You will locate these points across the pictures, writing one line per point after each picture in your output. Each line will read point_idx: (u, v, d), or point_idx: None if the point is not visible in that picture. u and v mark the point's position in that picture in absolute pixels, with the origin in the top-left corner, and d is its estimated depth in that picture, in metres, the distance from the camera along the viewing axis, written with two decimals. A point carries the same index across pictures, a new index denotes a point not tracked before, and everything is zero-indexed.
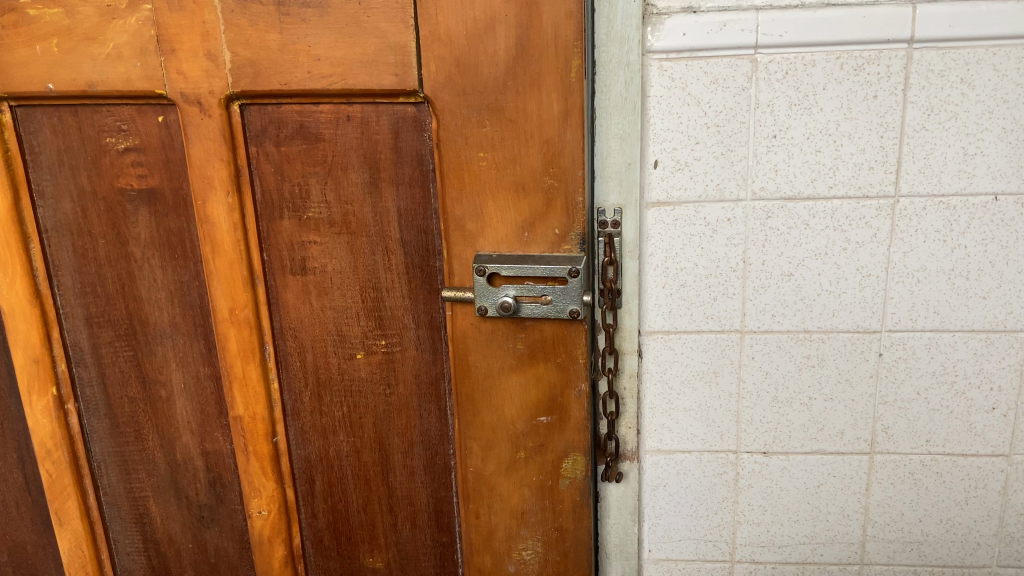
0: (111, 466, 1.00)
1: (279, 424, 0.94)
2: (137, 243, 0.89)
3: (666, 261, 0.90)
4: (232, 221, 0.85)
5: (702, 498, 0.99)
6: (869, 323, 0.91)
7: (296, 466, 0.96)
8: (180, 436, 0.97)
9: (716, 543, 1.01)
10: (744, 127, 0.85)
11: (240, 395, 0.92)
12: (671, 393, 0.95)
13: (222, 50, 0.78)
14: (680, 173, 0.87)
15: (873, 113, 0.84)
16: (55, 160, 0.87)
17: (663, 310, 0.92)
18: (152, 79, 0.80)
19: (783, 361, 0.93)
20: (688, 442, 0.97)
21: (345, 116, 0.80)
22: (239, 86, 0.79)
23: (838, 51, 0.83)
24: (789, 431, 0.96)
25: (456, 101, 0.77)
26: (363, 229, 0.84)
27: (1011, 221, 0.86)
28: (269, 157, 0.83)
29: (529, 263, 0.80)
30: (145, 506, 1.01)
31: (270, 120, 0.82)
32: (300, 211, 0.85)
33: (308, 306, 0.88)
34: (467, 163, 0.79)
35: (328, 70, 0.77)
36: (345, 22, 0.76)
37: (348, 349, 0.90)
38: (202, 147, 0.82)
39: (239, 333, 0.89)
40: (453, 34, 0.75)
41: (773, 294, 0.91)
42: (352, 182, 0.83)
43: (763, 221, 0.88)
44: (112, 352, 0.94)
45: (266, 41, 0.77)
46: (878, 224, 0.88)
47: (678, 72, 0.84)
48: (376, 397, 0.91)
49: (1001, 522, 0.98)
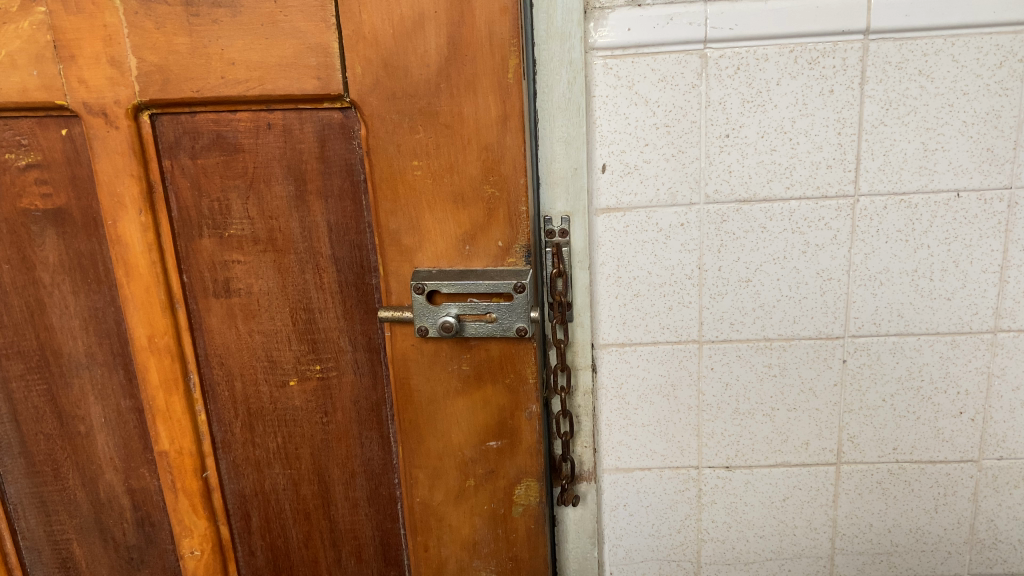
0: (29, 508, 0.92)
1: (208, 458, 0.87)
2: (45, 268, 0.82)
3: (619, 270, 0.85)
4: (146, 242, 0.78)
5: (663, 517, 0.94)
6: (832, 329, 0.87)
7: (230, 502, 0.89)
8: (104, 473, 0.90)
9: (679, 563, 0.96)
10: (694, 127, 0.81)
11: (165, 429, 0.85)
12: (628, 408, 0.90)
13: (127, 56, 0.71)
14: (629, 177, 0.82)
15: (830, 109, 0.80)
16: None
17: (617, 321, 0.87)
18: (50, 88, 0.73)
19: (744, 371, 0.89)
20: (648, 459, 0.92)
21: (265, 125, 0.74)
22: (148, 95, 0.72)
23: (792, 44, 0.78)
24: (752, 444, 0.92)
25: (386, 106, 0.70)
26: (290, 246, 0.78)
27: (973, 218, 0.83)
28: (185, 170, 0.76)
29: (471, 279, 0.74)
30: (68, 549, 0.93)
31: (184, 131, 0.75)
32: (221, 228, 0.78)
33: (234, 331, 0.82)
34: (400, 173, 0.73)
35: (244, 75, 0.71)
36: (260, 22, 0.69)
37: (280, 376, 0.83)
38: (110, 162, 0.75)
39: (160, 363, 0.82)
40: (379, 34, 0.68)
41: (730, 302, 0.87)
42: (276, 196, 0.76)
43: (718, 225, 0.84)
44: (24, 386, 0.86)
45: (175, 45, 0.70)
46: (838, 225, 0.84)
47: (624, 70, 0.79)
48: (312, 426, 0.85)
49: (972, 530, 0.95)
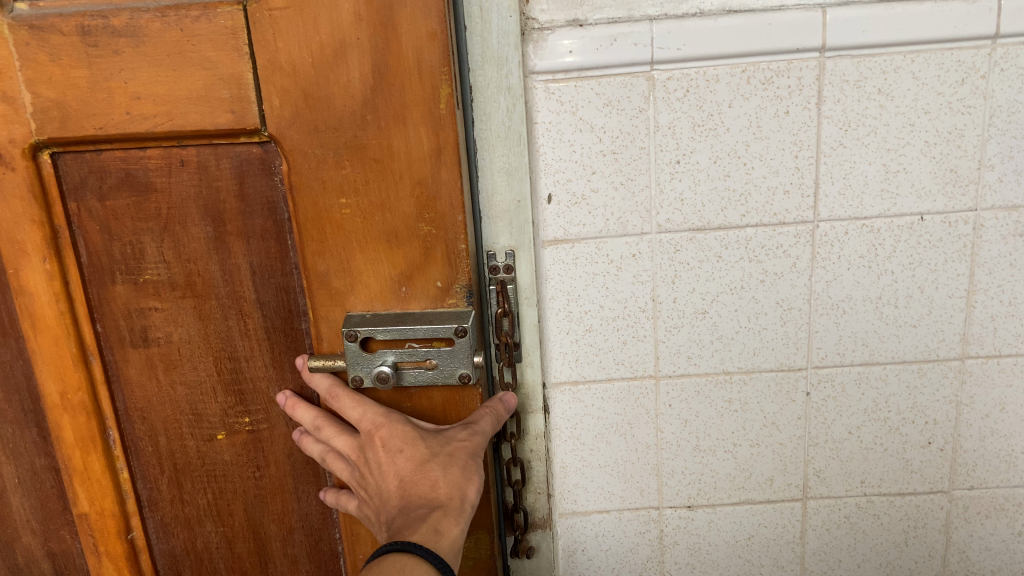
0: None
1: (133, 518, 0.80)
2: None
3: (569, 305, 0.81)
4: (53, 292, 0.71)
5: (624, 561, 0.91)
6: (794, 361, 0.84)
7: (159, 562, 0.83)
8: (20, 536, 0.82)
9: None
10: (643, 153, 0.77)
11: (84, 490, 0.78)
12: (583, 449, 0.86)
13: (20, 91, 0.64)
14: (577, 208, 0.78)
15: (786, 131, 0.76)
16: None
17: (568, 358, 0.83)
18: None
19: (703, 407, 0.85)
20: (606, 502, 0.88)
21: (178, 162, 0.68)
22: (46, 133, 0.66)
23: (743, 64, 0.74)
24: (714, 483, 0.88)
25: (308, 141, 0.64)
26: (211, 291, 0.72)
27: (937, 242, 0.79)
28: (92, 213, 0.70)
29: (408, 323, 0.68)
30: None
31: (90, 170, 0.69)
32: (135, 273, 0.71)
33: (154, 383, 0.75)
34: (326, 212, 0.67)
35: (151, 110, 0.64)
36: (165, 52, 0.63)
37: (206, 430, 0.77)
38: (7, 206, 0.68)
39: (75, 421, 0.75)
40: (297, 63, 0.62)
41: (686, 334, 0.83)
42: (193, 238, 0.70)
43: (671, 255, 0.80)
44: None
45: (73, 79, 0.64)
46: (797, 252, 0.80)
47: (567, 95, 0.75)
48: (244, 481, 0.79)
49: (944, 562, 0.91)
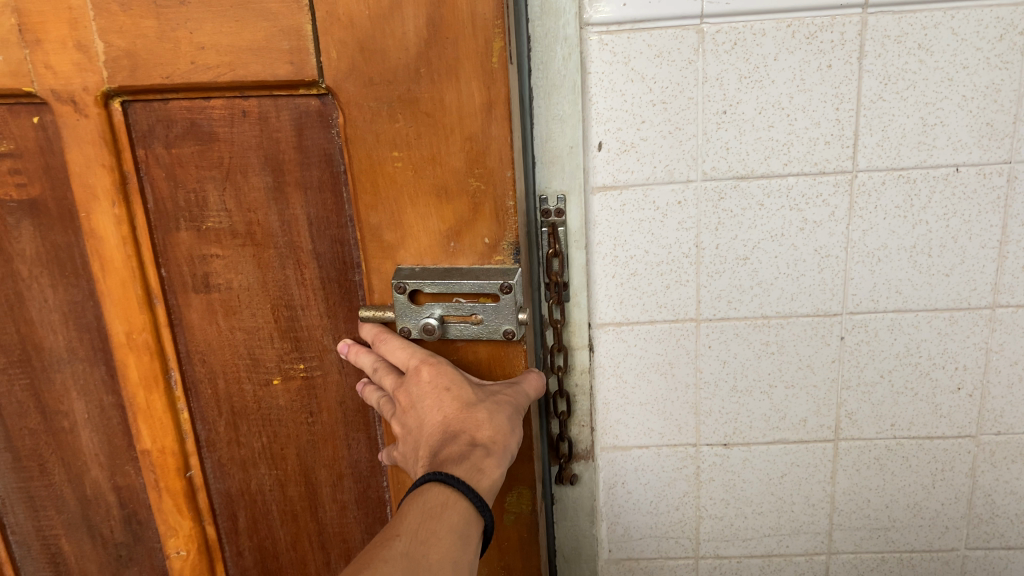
0: (16, 504, 0.87)
1: (192, 457, 0.83)
2: (22, 261, 0.79)
3: (615, 249, 0.88)
4: (121, 235, 0.74)
5: (662, 495, 1.00)
6: (830, 306, 0.89)
7: (216, 501, 0.86)
8: (88, 470, 0.85)
9: (678, 540, 1.02)
10: (691, 103, 0.82)
11: (146, 427, 0.81)
12: (626, 387, 0.95)
13: (93, 40, 0.68)
14: (626, 155, 0.84)
15: (828, 84, 0.80)
16: None
17: (613, 300, 0.91)
18: (16, 74, 0.70)
19: (741, 349, 0.92)
20: (646, 437, 0.97)
21: (240, 112, 0.70)
22: (116, 81, 0.69)
23: (789, 19, 0.78)
24: (750, 422, 0.96)
25: (363, 93, 0.65)
26: (270, 240, 0.74)
27: (972, 193, 0.83)
28: (159, 160, 0.73)
29: (455, 278, 0.68)
30: (57, 545, 0.89)
31: (158, 119, 0.72)
32: (198, 221, 0.74)
33: (215, 328, 0.78)
34: (379, 165, 0.67)
35: (215, 60, 0.67)
36: (229, 3, 0.65)
37: (263, 374, 0.79)
38: (80, 151, 0.72)
39: (139, 359, 0.78)
40: (355, 16, 0.63)
41: (727, 280, 0.89)
42: (254, 187, 0.72)
43: (715, 203, 0.86)
44: (5, 381, 0.82)
45: (142, 28, 0.67)
46: (836, 202, 0.85)
47: (620, 46, 0.80)
48: (298, 427, 0.82)
49: (969, 504, 0.96)
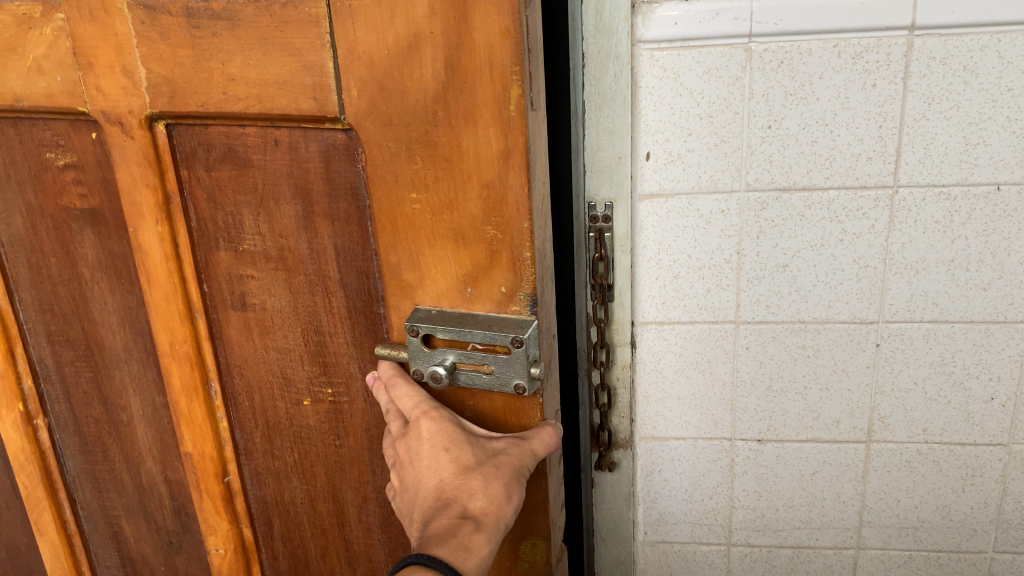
0: (83, 482, 0.94)
1: (232, 463, 0.84)
2: (86, 264, 0.85)
3: (659, 253, 0.95)
4: (163, 252, 0.77)
5: (696, 484, 1.06)
6: (867, 314, 0.94)
7: (253, 506, 0.86)
8: (143, 461, 0.89)
9: (711, 527, 1.08)
10: (737, 117, 0.88)
11: (188, 432, 0.82)
12: (665, 381, 1.01)
13: (137, 66, 0.72)
14: (672, 165, 0.91)
15: (872, 103, 0.85)
16: (5, 174, 0.84)
17: (656, 301, 0.98)
18: (73, 95, 0.76)
19: (778, 351, 0.97)
20: (683, 430, 1.03)
21: (273, 141, 0.72)
22: (158, 106, 0.73)
23: (835, 39, 0.84)
24: (784, 420, 1.01)
25: (382, 133, 0.65)
26: (300, 267, 0.74)
27: (1013, 212, 0.87)
28: (201, 182, 0.76)
29: (468, 325, 0.65)
30: (118, 526, 0.93)
31: (199, 142, 0.75)
32: (236, 243, 0.76)
33: (250, 346, 0.79)
34: (398, 206, 0.66)
35: (244, 91, 0.69)
36: (257, 37, 0.67)
37: (294, 395, 0.78)
38: (127, 171, 0.76)
39: (180, 369, 0.80)
40: (374, 55, 0.64)
41: (767, 285, 0.95)
42: (285, 215, 0.73)
43: (757, 212, 0.92)
44: (74, 371, 0.89)
45: (179, 57, 0.70)
46: (876, 215, 0.90)
47: (670, 62, 0.87)
48: (325, 447, 0.80)
49: (999, 509, 1.00)
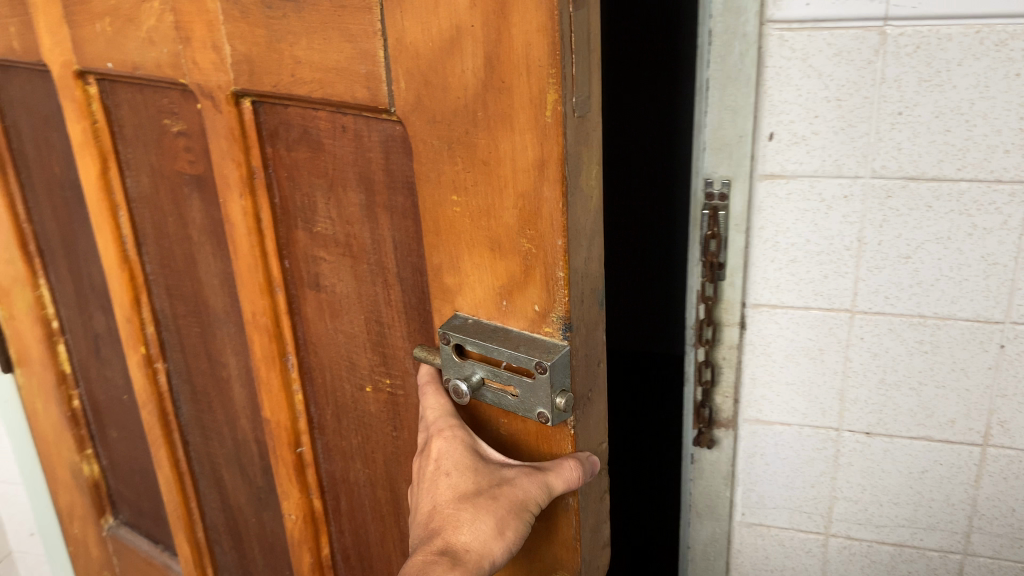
0: (194, 426, 1.00)
1: (305, 434, 0.86)
2: (196, 227, 0.89)
3: (777, 235, 0.96)
4: (247, 226, 0.80)
5: (799, 471, 1.06)
6: (992, 313, 0.92)
7: (325, 478, 0.88)
8: (240, 417, 0.94)
9: (811, 515, 1.09)
10: (867, 101, 0.88)
11: (267, 400, 0.85)
12: (774, 366, 1.02)
13: (223, 43, 0.74)
14: (796, 147, 0.92)
15: (1013, 93, 0.84)
16: (134, 134, 0.90)
17: (770, 284, 0.98)
18: (176, 67, 0.79)
19: (894, 344, 0.97)
20: (790, 415, 1.04)
21: (340, 127, 0.71)
22: (240, 83, 0.75)
23: (977, 26, 0.82)
24: (895, 415, 1.00)
25: (427, 130, 0.63)
26: (364, 255, 0.74)
27: None
28: (283, 160, 0.78)
29: (497, 341, 0.63)
30: (220, 472, 1.00)
31: (281, 121, 0.76)
32: (311, 224, 0.78)
33: (324, 325, 0.81)
34: (441, 207, 0.65)
35: (309, 75, 0.69)
36: (318, 20, 0.66)
37: (358, 380, 0.80)
38: (218, 144, 0.79)
39: (260, 339, 0.83)
40: (420, 47, 0.62)
41: (887, 275, 0.94)
42: (351, 202, 0.74)
43: (882, 201, 0.91)
44: (188, 324, 0.95)
45: (256, 36, 0.71)
46: (1009, 211, 0.88)
47: (800, 44, 0.88)
48: (385, 436, 0.80)
49: None
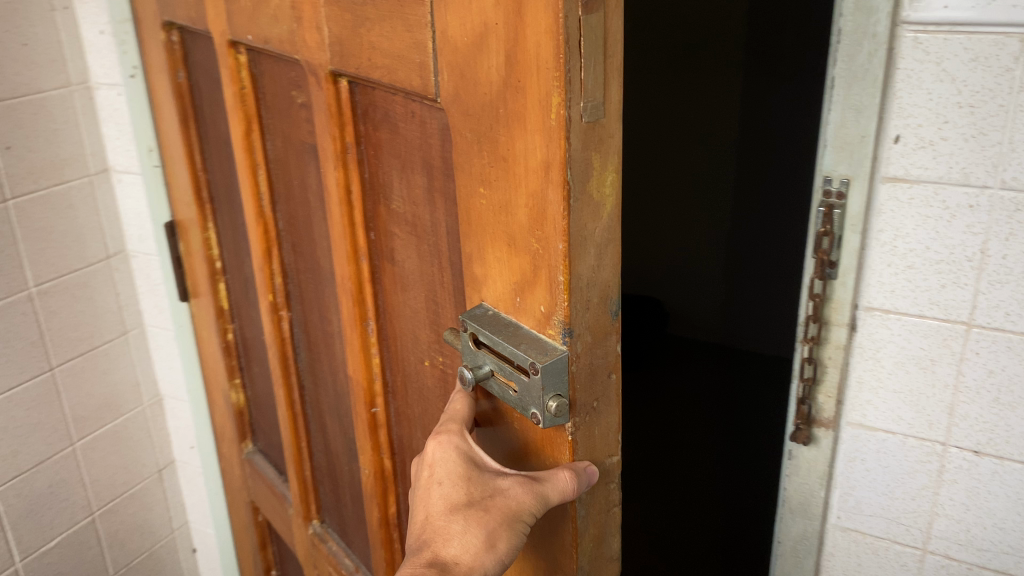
0: (308, 373, 1.09)
1: (379, 396, 0.91)
2: (312, 192, 0.96)
3: (895, 239, 0.90)
4: (338, 196, 0.85)
5: (899, 481, 0.99)
6: None
7: (395, 440, 0.93)
8: (337, 371, 1.01)
9: (909, 528, 1.01)
10: (1002, 110, 0.82)
11: (350, 358, 0.91)
12: (881, 371, 0.96)
13: (322, 24, 0.79)
14: (922, 151, 0.86)
15: None
16: (272, 101, 0.99)
17: (885, 289, 0.92)
18: (293, 43, 0.86)
19: (1013, 363, 0.89)
20: (894, 423, 0.97)
21: (409, 111, 0.74)
22: (334, 63, 0.80)
23: None
24: (1008, 436, 0.92)
25: (463, 122, 0.65)
26: (425, 235, 0.77)
27: None
28: (371, 138, 0.82)
29: (504, 336, 0.64)
30: (323, 419, 1.08)
31: (369, 101, 0.80)
32: (389, 200, 0.82)
33: (397, 296, 0.85)
34: (472, 198, 0.66)
35: (381, 61, 0.73)
36: (387, 9, 0.70)
37: (420, 352, 0.83)
38: (320, 117, 0.84)
39: (346, 301, 0.89)
40: (458, 41, 0.63)
41: (1011, 291, 0.87)
42: (417, 184, 0.76)
43: (1011, 213, 0.85)
44: (306, 279, 1.03)
45: (345, 21, 0.76)
46: None
47: (935, 47, 0.83)
48: (438, 410, 0.83)
49: None
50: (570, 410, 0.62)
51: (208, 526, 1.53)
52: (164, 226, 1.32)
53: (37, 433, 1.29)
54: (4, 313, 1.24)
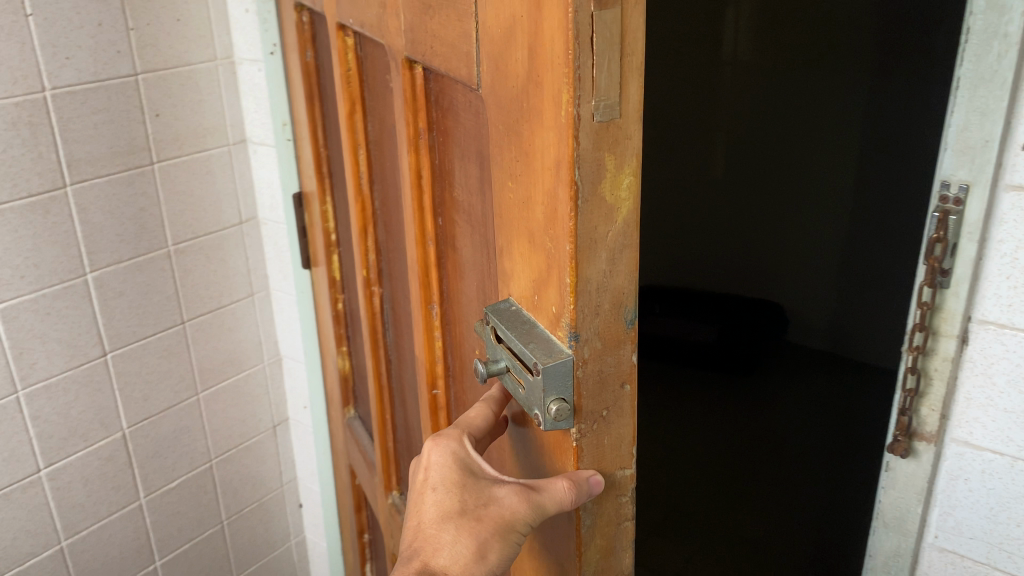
0: (393, 350, 1.12)
1: (440, 379, 0.92)
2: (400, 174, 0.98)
3: (1016, 250, 0.89)
4: (409, 180, 0.86)
5: (1004, 505, 0.98)
6: None
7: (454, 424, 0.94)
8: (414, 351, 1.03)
9: (1011, 554, 1.00)
10: None
11: (417, 338, 0.93)
12: (992, 389, 0.95)
13: (400, 12, 0.81)
14: None
15: None
16: (372, 83, 1.01)
17: (1001, 302, 0.91)
18: (381, 29, 0.88)
19: None
20: (1002, 445, 0.96)
21: (467, 100, 0.75)
22: (408, 49, 0.81)
23: None
24: None
25: (498, 115, 0.64)
26: (478, 225, 0.77)
27: None
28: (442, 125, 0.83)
29: (518, 333, 0.64)
30: (403, 396, 1.11)
31: (440, 88, 0.81)
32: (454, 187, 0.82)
33: (457, 283, 0.85)
34: (503, 191, 0.66)
35: (441, 50, 0.73)
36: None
37: (472, 340, 0.84)
38: (399, 102, 0.86)
39: (414, 283, 0.90)
40: (495, 32, 0.62)
41: None
42: (472, 173, 0.77)
43: None
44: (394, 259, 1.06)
45: (415, 9, 0.77)
46: None
47: None
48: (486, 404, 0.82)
49: None
50: (574, 417, 0.61)
51: (315, 482, 1.66)
52: (293, 198, 1.40)
53: (167, 380, 1.43)
54: (145, 269, 1.37)
